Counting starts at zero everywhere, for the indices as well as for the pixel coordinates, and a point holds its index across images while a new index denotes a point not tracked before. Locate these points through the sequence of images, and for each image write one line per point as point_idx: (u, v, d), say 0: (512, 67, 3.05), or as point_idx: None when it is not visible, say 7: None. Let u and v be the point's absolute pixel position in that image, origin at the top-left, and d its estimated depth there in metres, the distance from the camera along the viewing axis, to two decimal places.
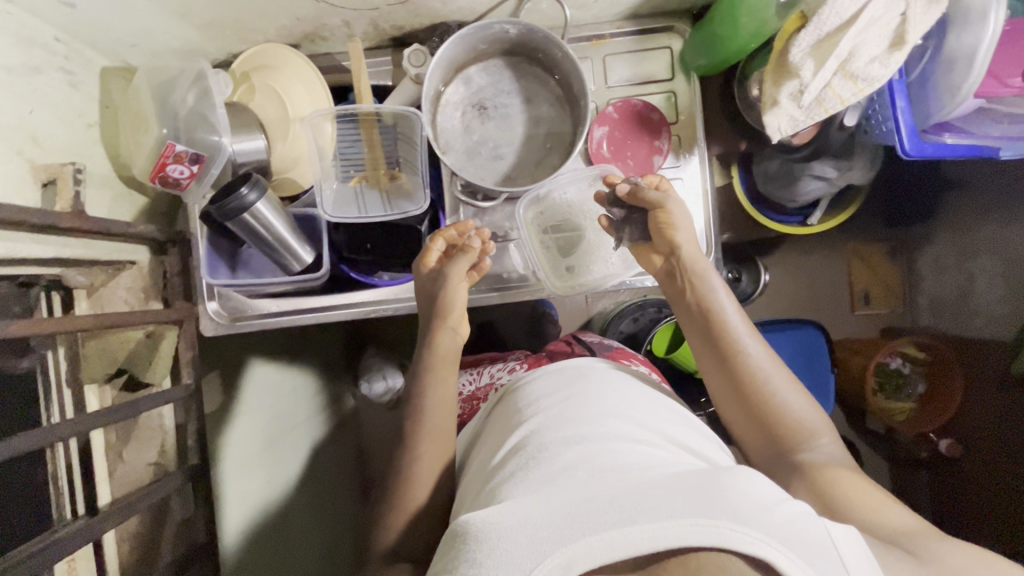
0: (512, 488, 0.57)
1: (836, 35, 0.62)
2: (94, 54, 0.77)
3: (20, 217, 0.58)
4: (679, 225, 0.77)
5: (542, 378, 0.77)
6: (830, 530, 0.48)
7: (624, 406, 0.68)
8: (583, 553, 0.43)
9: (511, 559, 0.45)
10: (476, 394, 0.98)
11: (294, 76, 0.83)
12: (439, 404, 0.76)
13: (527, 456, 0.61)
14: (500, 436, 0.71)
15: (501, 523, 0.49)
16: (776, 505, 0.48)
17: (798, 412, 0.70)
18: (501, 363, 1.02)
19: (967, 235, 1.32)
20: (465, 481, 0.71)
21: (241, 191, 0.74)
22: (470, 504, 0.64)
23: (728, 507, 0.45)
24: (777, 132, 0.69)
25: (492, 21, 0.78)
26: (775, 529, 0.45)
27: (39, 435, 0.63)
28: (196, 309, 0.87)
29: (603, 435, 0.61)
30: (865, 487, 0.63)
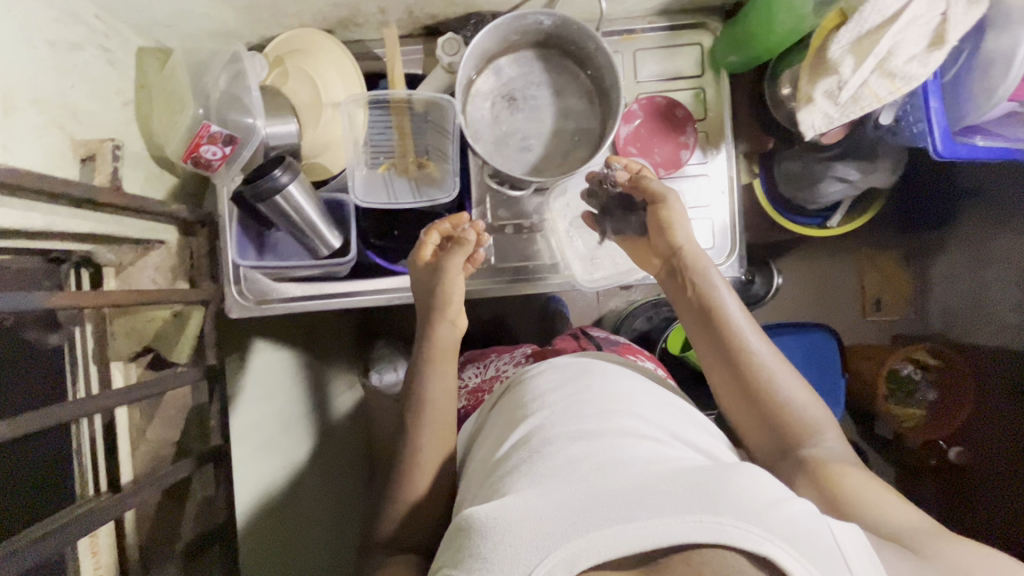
0: (514, 480, 0.57)
1: (877, 33, 0.61)
2: (132, 33, 0.77)
3: (62, 189, 0.59)
4: (679, 224, 0.78)
5: (547, 371, 0.75)
6: (834, 527, 0.48)
7: (629, 402, 0.67)
8: (588, 549, 0.43)
9: (514, 554, 0.44)
10: (480, 387, 0.96)
11: (327, 61, 0.83)
12: (443, 393, 0.76)
13: (528, 449, 0.60)
14: (501, 428, 0.70)
15: (502, 517, 0.48)
16: (778, 502, 0.48)
17: (803, 409, 0.70)
18: (507, 355, 0.99)
19: (982, 245, 1.32)
20: (467, 475, 0.70)
21: (274, 172, 0.74)
22: (473, 495, 0.63)
23: (731, 504, 0.45)
24: (811, 129, 0.69)
25: (527, 12, 0.78)
26: (777, 526, 0.44)
27: (72, 408, 0.63)
28: (222, 290, 0.88)
29: (605, 430, 0.60)
30: (869, 485, 0.63)
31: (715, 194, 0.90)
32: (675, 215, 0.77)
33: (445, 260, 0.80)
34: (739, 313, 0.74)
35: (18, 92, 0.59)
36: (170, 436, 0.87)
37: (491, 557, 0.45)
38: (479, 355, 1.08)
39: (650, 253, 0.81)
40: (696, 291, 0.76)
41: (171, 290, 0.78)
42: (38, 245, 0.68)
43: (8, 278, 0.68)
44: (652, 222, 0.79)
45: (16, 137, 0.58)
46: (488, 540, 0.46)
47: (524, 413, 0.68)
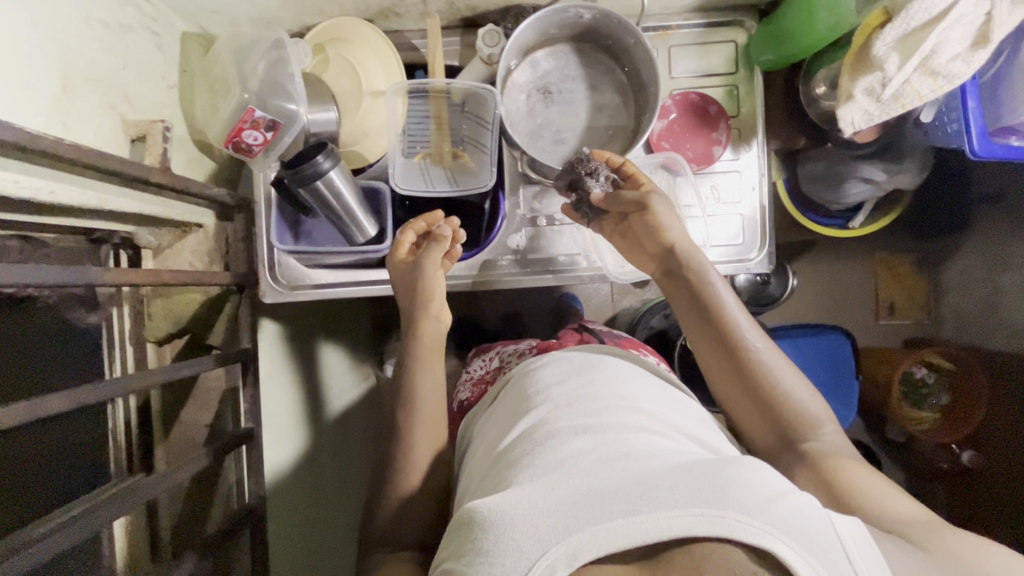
0: (515, 472, 0.55)
1: (923, 31, 0.62)
2: (178, 18, 0.78)
3: (118, 167, 0.59)
4: (667, 225, 0.78)
5: (551, 364, 0.74)
6: (837, 521, 0.47)
7: (632, 396, 0.66)
8: (589, 543, 0.42)
9: (517, 546, 0.43)
10: (486, 378, 0.90)
11: (368, 50, 0.84)
12: (431, 390, 0.77)
13: (529, 441, 0.59)
14: (503, 421, 0.69)
15: (505, 508, 0.47)
16: (780, 495, 0.46)
17: (803, 403, 0.70)
18: (513, 347, 0.93)
19: (997, 247, 1.26)
20: (469, 466, 0.68)
21: (316, 158, 0.75)
22: (474, 487, 0.62)
23: (733, 497, 0.44)
24: (850, 125, 0.71)
25: (568, 5, 0.79)
26: (779, 520, 0.43)
27: (131, 379, 0.62)
28: (257, 274, 0.88)
29: (609, 422, 0.59)
30: (873, 479, 0.63)
31: (746, 190, 0.91)
32: (660, 213, 0.78)
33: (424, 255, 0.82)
34: (734, 310, 0.74)
35: (76, 71, 0.60)
36: (203, 418, 0.87)
37: (494, 550, 0.44)
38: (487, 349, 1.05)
39: (642, 254, 0.81)
40: (691, 289, 0.76)
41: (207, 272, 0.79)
42: (82, 224, 0.68)
43: (53, 256, 0.70)
44: (644, 221, 0.79)
45: (73, 115, 0.59)
46: (490, 534, 0.45)
47: (527, 405, 0.67)
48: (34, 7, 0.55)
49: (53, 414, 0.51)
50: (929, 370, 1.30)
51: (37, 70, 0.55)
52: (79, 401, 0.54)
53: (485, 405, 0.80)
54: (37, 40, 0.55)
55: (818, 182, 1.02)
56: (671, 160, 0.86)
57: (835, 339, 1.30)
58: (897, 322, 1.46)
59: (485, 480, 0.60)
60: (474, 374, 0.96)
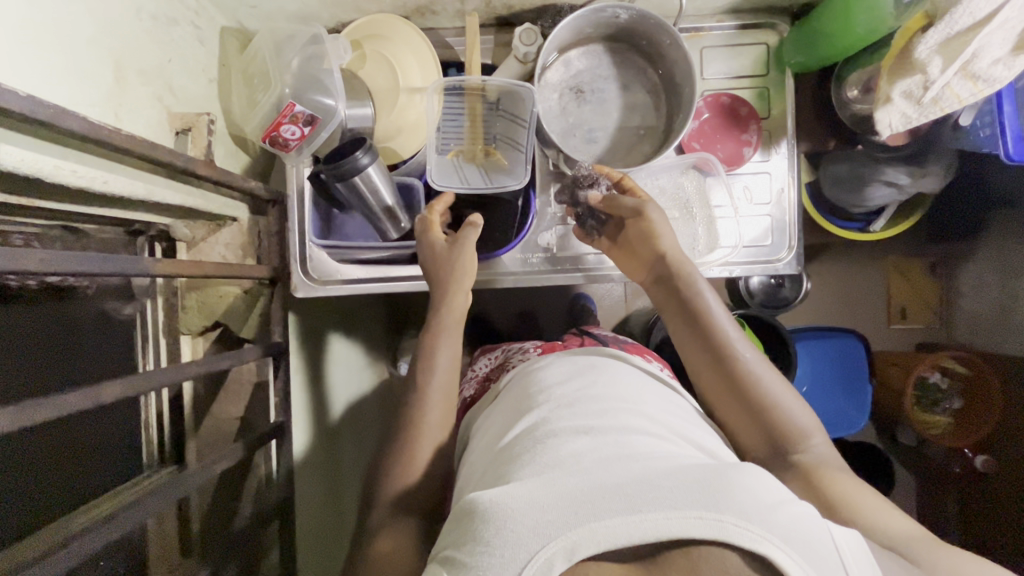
0: (514, 470, 0.53)
1: (966, 35, 0.62)
2: (219, 12, 0.79)
3: (169, 159, 0.59)
4: (661, 232, 0.78)
5: (554, 363, 0.72)
6: (833, 529, 0.46)
7: (635, 398, 0.64)
8: (587, 539, 0.41)
9: (517, 538, 0.42)
10: (489, 375, 0.89)
11: (405, 48, 0.86)
12: (443, 383, 0.73)
13: (530, 440, 0.57)
14: (503, 418, 0.67)
15: (506, 499, 0.46)
16: (780, 502, 0.45)
17: (795, 413, 0.67)
18: (518, 346, 0.92)
19: (1006, 255, 1.25)
20: (468, 461, 0.65)
21: (355, 154, 0.75)
22: (474, 482, 0.59)
23: (733, 500, 0.43)
24: (887, 128, 0.72)
25: (606, 5, 0.80)
26: (778, 527, 0.42)
27: (173, 371, 0.60)
28: (288, 270, 0.88)
29: (611, 424, 0.57)
30: (865, 491, 0.61)
31: (774, 191, 0.91)
32: (653, 218, 0.78)
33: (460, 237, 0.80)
34: (723, 319, 0.72)
35: (127, 63, 0.61)
36: (234, 411, 0.88)
37: (494, 541, 0.43)
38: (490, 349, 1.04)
39: (636, 263, 0.81)
40: (681, 297, 0.75)
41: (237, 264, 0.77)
42: (124, 215, 0.68)
43: (93, 245, 0.69)
44: (638, 226, 0.79)
45: (123, 106, 0.60)
46: (487, 524, 0.44)
47: (529, 404, 0.65)
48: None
49: (112, 401, 0.51)
50: (942, 375, 1.27)
51: (93, 61, 0.56)
52: (137, 391, 0.54)
53: (484, 405, 0.77)
54: (94, 31, 0.56)
55: (841, 185, 1.02)
56: (705, 161, 0.86)
57: (847, 342, 1.29)
58: (909, 327, 1.45)
59: (484, 475, 0.58)
60: (479, 372, 0.95)
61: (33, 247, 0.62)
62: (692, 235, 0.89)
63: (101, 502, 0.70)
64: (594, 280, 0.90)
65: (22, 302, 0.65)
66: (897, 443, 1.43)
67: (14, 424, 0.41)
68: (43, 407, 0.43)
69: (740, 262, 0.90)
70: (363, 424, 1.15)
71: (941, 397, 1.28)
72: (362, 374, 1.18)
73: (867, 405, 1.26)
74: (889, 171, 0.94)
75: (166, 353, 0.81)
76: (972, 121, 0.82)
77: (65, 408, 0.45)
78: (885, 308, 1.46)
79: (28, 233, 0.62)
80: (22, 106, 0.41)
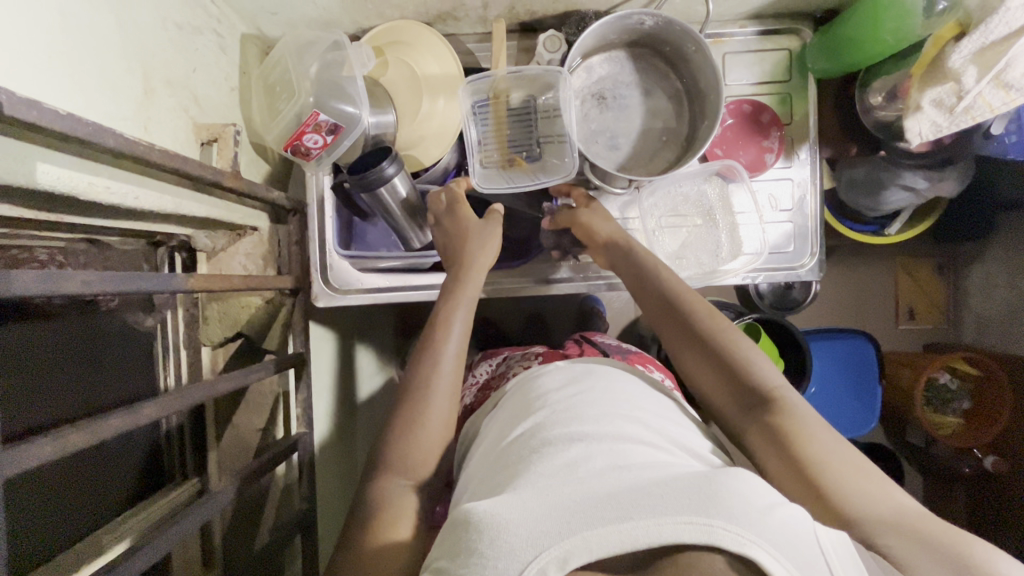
0: (509, 480, 0.51)
1: (1001, 46, 0.62)
2: (240, 19, 0.78)
3: (199, 172, 0.57)
4: (598, 221, 0.83)
5: (552, 371, 0.71)
6: (826, 535, 0.44)
7: (632, 406, 0.62)
8: (580, 547, 0.39)
9: (511, 548, 0.40)
10: (490, 384, 0.86)
11: (428, 54, 0.85)
12: (454, 386, 0.68)
13: (527, 447, 0.56)
14: (501, 426, 0.65)
15: (503, 505, 0.44)
16: (773, 507, 0.43)
17: (768, 375, 0.65)
18: (520, 353, 0.90)
19: (1020, 254, 1.22)
20: (468, 468, 0.63)
21: (382, 165, 0.75)
22: (471, 490, 0.57)
23: (724, 504, 0.41)
24: (917, 135, 0.73)
25: (631, 12, 0.80)
26: (769, 532, 0.40)
27: (201, 390, 0.58)
28: (309, 280, 0.87)
29: (608, 431, 0.55)
30: (845, 457, 0.56)
31: (796, 198, 0.91)
32: (584, 219, 0.84)
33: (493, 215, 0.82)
34: (692, 298, 0.72)
35: (154, 74, 0.60)
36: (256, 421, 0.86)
37: (487, 551, 0.41)
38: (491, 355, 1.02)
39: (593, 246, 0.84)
40: (649, 280, 0.76)
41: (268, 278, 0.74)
42: (149, 229, 0.67)
43: (116, 258, 0.68)
44: (579, 229, 0.85)
45: (152, 119, 0.60)
46: (480, 533, 0.42)
47: (527, 411, 0.63)
48: (124, 10, 0.55)
49: (148, 422, 0.50)
50: (952, 376, 1.24)
51: (124, 73, 0.55)
52: (173, 410, 0.53)
53: (486, 409, 0.74)
54: (124, 43, 0.55)
55: (857, 189, 1.02)
56: (729, 169, 0.85)
57: (858, 343, 1.27)
58: (918, 327, 1.44)
59: (480, 484, 0.56)
60: (479, 379, 0.92)
61: (57, 263, 0.60)
62: (714, 243, 0.88)
63: (131, 519, 0.69)
64: (615, 289, 0.91)
65: (51, 316, 0.65)
66: (905, 442, 1.42)
67: (57, 453, 0.40)
68: (86, 430, 0.43)
69: (762, 269, 0.90)
70: (374, 431, 1.13)
71: (951, 397, 1.25)
72: (373, 380, 1.16)
73: (878, 405, 1.25)
74: (907, 176, 0.94)
75: (187, 366, 0.80)
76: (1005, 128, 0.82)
77: (107, 431, 0.45)
78: (894, 308, 1.45)
79: (54, 248, 0.60)
80: (64, 125, 0.40)
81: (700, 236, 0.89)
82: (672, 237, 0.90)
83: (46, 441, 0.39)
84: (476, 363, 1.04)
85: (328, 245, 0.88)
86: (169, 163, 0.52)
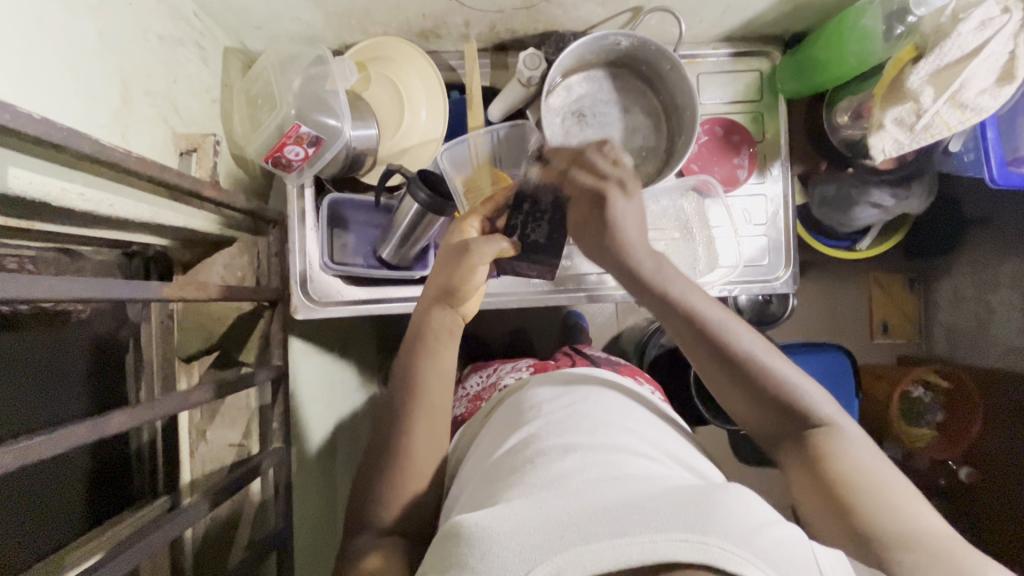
0: (501, 492, 0.51)
1: (956, 66, 0.68)
2: (222, 33, 0.79)
3: (177, 180, 0.57)
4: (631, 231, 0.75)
5: (547, 379, 0.70)
6: (820, 548, 0.43)
7: (622, 418, 0.62)
8: (573, 563, 0.39)
9: (503, 566, 0.40)
10: (479, 394, 0.86)
11: (411, 71, 0.87)
12: (433, 392, 0.67)
13: (519, 458, 0.55)
14: (494, 436, 0.65)
15: (498, 520, 0.43)
16: (768, 524, 0.42)
17: (795, 392, 0.64)
18: (509, 364, 0.90)
19: (987, 270, 1.24)
20: (459, 481, 0.62)
21: (417, 193, 0.76)
22: (462, 503, 0.57)
23: (719, 521, 0.40)
24: (881, 153, 0.76)
25: (608, 32, 0.82)
26: (764, 550, 0.40)
27: (175, 401, 0.56)
28: (289, 292, 0.86)
29: (601, 442, 0.55)
30: (877, 476, 0.56)
31: (770, 213, 0.93)
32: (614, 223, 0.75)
33: (478, 243, 0.71)
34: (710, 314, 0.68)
35: (134, 83, 0.60)
36: (231, 435, 0.83)
37: (478, 566, 0.40)
38: (480, 367, 1.01)
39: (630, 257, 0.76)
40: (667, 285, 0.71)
41: (238, 286, 0.72)
42: (125, 239, 0.66)
43: (89, 268, 0.66)
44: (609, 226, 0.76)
45: (129, 128, 0.59)
46: (472, 549, 0.42)
47: (519, 422, 0.63)
48: (104, 20, 0.56)
49: (117, 433, 0.48)
50: (926, 389, 1.27)
51: (102, 82, 0.55)
52: (144, 421, 0.52)
53: (475, 423, 0.74)
54: (103, 51, 0.55)
55: (828, 206, 1.04)
56: (703, 183, 0.88)
57: (834, 357, 1.28)
58: (892, 341, 1.46)
59: (472, 495, 0.56)
60: (469, 391, 0.91)
61: (27, 271, 0.59)
62: (692, 255, 0.89)
63: (98, 538, 0.66)
64: (596, 301, 0.91)
65: (17, 327, 0.63)
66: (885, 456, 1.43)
67: (20, 462, 0.39)
68: (52, 438, 0.41)
69: (739, 281, 0.91)
70: (351, 449, 1.10)
71: (926, 410, 1.27)
72: (352, 395, 1.13)
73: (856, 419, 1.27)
74: (875, 192, 0.96)
75: (159, 379, 0.78)
76: (962, 144, 0.85)
77: (75, 441, 0.44)
78: (868, 323, 1.47)
79: (23, 257, 0.59)
80: (37, 128, 0.40)
81: (678, 250, 0.90)
82: (651, 250, 0.90)
83: (9, 450, 0.38)
84: (464, 376, 1.03)
85: (312, 256, 0.88)
86: (145, 171, 0.52)
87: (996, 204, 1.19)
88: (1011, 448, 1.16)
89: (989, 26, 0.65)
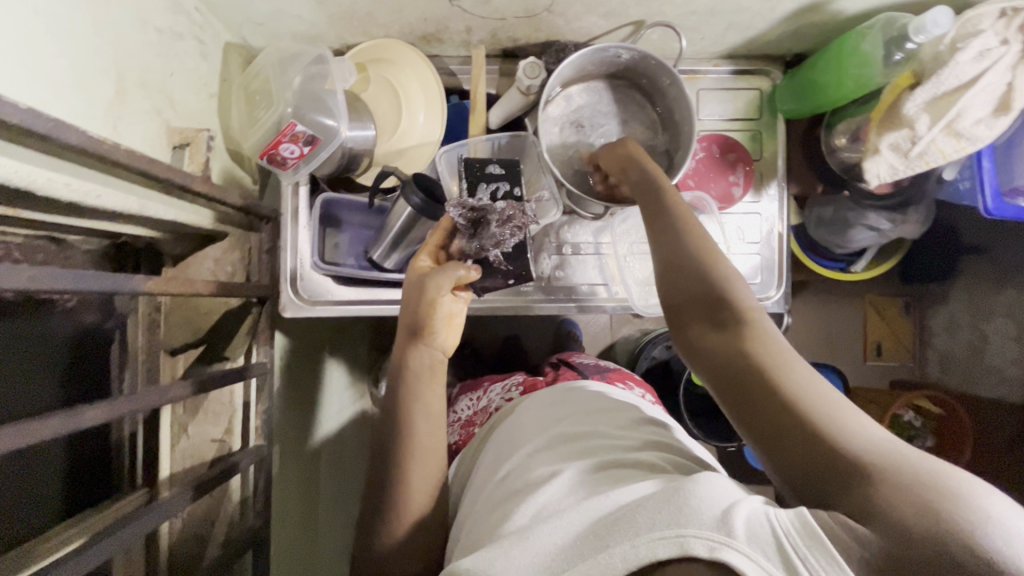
0: (498, 522, 0.52)
1: (952, 96, 0.69)
2: (223, 28, 0.80)
3: (166, 174, 0.57)
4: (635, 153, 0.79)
5: (536, 402, 0.70)
6: (772, 511, 0.39)
7: (614, 431, 0.61)
8: None
9: None
10: (473, 419, 0.85)
11: (411, 75, 0.88)
12: (419, 407, 0.67)
13: (514, 485, 0.55)
14: (493, 458, 0.64)
15: (496, 560, 0.44)
16: (735, 499, 0.41)
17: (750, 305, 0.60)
18: (500, 384, 0.89)
19: (983, 298, 1.24)
20: (466, 506, 0.62)
21: (410, 195, 0.77)
22: (467, 531, 0.57)
23: (691, 508, 0.40)
24: (876, 177, 0.77)
25: (609, 45, 0.83)
26: (734, 524, 0.38)
27: (152, 396, 0.56)
28: (279, 291, 0.86)
29: (590, 461, 0.55)
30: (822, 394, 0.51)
31: (764, 232, 0.93)
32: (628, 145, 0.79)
33: (434, 276, 0.70)
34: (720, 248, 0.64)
35: (130, 75, 0.60)
36: (212, 431, 0.83)
37: None
38: (470, 387, 0.99)
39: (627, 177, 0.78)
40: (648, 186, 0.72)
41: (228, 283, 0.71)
42: (112, 230, 0.65)
43: (77, 258, 0.66)
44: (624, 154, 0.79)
45: (122, 120, 0.59)
46: None
47: (515, 446, 0.63)
48: (102, 12, 0.56)
49: (91, 426, 0.48)
50: (915, 414, 1.23)
51: (97, 74, 0.55)
52: (119, 415, 0.51)
53: (471, 455, 0.73)
54: (99, 43, 0.55)
55: (824, 227, 1.03)
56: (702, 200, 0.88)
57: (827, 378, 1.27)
58: (884, 363, 1.44)
59: (476, 522, 0.56)
60: (462, 416, 0.89)
61: (13, 258, 0.59)
62: None
63: (70, 528, 0.66)
64: (587, 312, 0.91)
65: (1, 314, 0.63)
66: None
67: None
68: (25, 430, 0.41)
69: None
70: (335, 448, 1.09)
71: (915, 434, 1.23)
72: (339, 395, 1.12)
73: None
74: (872, 216, 0.96)
75: (144, 371, 0.78)
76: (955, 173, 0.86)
77: (47, 433, 0.43)
78: (861, 344, 1.46)
79: (10, 245, 0.59)
80: (24, 119, 0.40)
81: None
82: (643, 265, 0.92)
83: None
84: (454, 398, 1.01)
85: (303, 256, 0.88)
86: (134, 163, 0.52)
87: (993, 232, 1.19)
88: (999, 476, 1.17)
89: (988, 57, 0.67)
